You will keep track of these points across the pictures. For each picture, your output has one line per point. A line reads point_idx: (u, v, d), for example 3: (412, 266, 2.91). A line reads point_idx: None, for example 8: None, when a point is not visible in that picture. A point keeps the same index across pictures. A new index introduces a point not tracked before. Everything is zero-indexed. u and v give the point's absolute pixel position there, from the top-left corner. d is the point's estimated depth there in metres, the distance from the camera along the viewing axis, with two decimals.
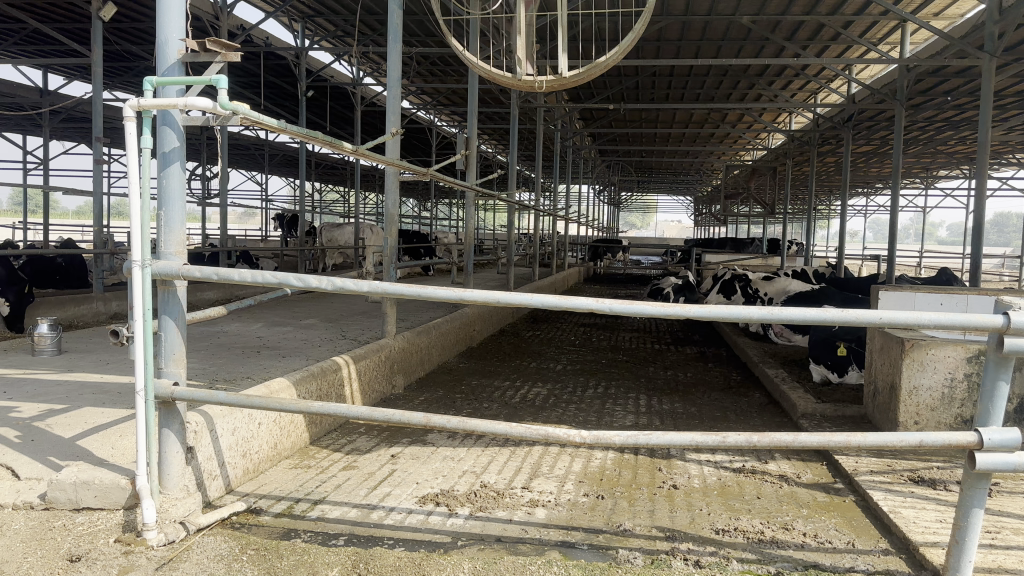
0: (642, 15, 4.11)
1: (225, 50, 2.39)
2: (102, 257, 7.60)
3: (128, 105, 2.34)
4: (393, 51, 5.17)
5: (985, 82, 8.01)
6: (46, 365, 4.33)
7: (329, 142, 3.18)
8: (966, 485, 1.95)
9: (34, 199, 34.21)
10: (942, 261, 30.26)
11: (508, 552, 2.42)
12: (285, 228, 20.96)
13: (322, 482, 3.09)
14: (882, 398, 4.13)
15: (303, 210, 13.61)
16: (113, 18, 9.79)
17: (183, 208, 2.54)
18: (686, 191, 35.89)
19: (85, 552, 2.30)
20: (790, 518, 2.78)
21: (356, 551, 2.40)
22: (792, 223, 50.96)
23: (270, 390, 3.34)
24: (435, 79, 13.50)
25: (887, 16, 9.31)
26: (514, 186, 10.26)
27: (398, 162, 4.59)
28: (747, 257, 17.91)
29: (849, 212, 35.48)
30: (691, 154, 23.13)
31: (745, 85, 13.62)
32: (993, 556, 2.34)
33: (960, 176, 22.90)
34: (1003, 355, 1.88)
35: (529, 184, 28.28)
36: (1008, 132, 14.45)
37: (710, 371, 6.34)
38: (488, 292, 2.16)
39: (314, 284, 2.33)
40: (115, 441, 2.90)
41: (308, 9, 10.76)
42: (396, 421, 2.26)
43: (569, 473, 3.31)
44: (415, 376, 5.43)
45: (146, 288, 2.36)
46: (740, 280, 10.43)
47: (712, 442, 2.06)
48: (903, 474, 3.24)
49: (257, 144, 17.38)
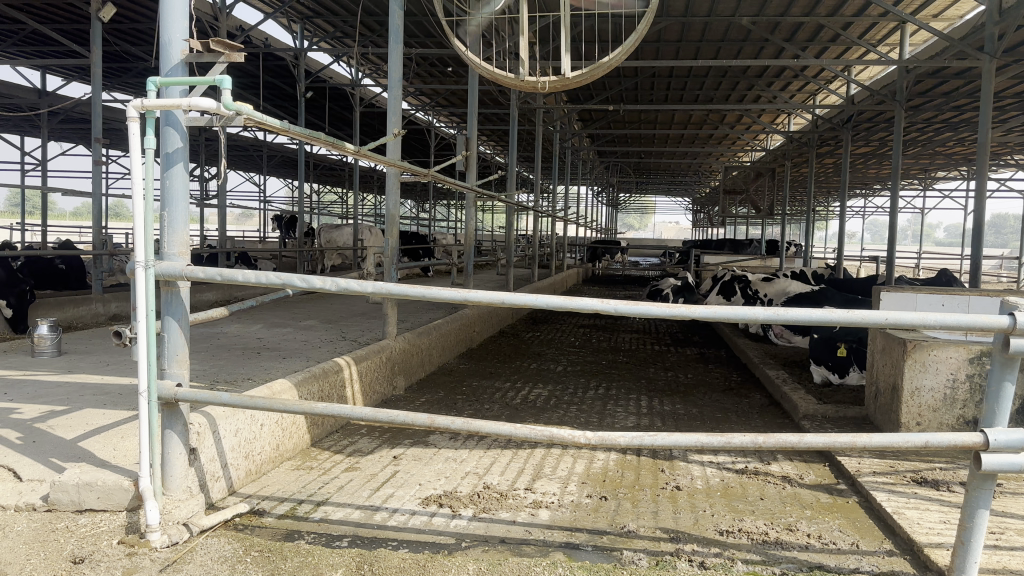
0: (644, 16, 4.09)
1: (229, 51, 2.38)
2: (101, 257, 7.58)
3: (132, 105, 2.34)
4: (395, 52, 5.18)
5: (985, 83, 8.03)
6: (46, 366, 4.32)
7: (332, 143, 3.18)
8: (972, 486, 1.95)
9: (33, 200, 34.20)
10: (941, 262, 30.32)
11: (513, 554, 2.42)
12: (285, 229, 20.96)
13: (325, 484, 3.08)
14: (883, 399, 4.13)
15: (302, 211, 13.59)
16: (113, 19, 9.76)
17: (186, 209, 2.53)
18: (685, 192, 36.01)
19: (88, 554, 2.29)
20: (794, 519, 2.78)
21: (361, 553, 2.40)
22: (790, 224, 51.03)
23: (273, 392, 3.34)
24: (434, 80, 13.49)
25: (887, 17, 9.32)
26: (514, 187, 10.26)
27: (398, 163, 4.58)
28: (746, 258, 17.94)
29: (848, 214, 35.55)
30: (690, 155, 23.16)
31: (744, 86, 13.64)
32: (997, 557, 2.34)
33: (958, 177, 22.96)
34: (1009, 356, 1.88)
35: (528, 185, 28.31)
36: (1006, 133, 14.50)
37: (711, 372, 6.34)
38: (493, 293, 2.16)
39: (318, 284, 2.32)
40: (117, 443, 2.90)
41: (308, 10, 10.75)
42: (400, 422, 2.25)
43: (571, 475, 3.31)
44: (415, 377, 5.42)
45: (149, 289, 2.35)
46: (740, 281, 10.44)
47: (717, 443, 2.06)
48: (905, 475, 3.24)
49: (256, 144, 17.37)
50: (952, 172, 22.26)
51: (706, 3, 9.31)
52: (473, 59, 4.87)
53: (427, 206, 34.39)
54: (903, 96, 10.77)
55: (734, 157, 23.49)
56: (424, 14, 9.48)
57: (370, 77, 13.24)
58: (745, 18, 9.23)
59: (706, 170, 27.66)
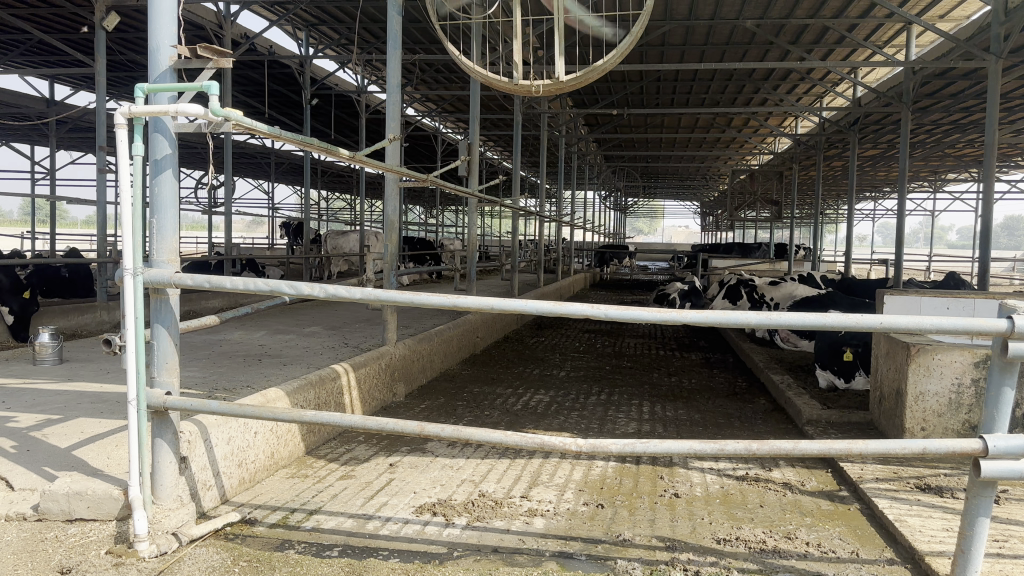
0: (640, 19, 4.00)
1: (216, 55, 2.34)
2: (107, 265, 7.50)
3: (119, 112, 2.32)
4: (393, 59, 5.10)
5: (991, 83, 7.92)
6: (45, 374, 4.32)
7: (327, 149, 3.12)
8: (972, 494, 1.88)
9: (43, 208, 34.69)
10: (953, 266, 30.02)
11: (505, 563, 2.39)
12: (291, 235, 21.08)
13: (318, 492, 3.06)
14: (887, 404, 4.07)
15: (308, 217, 13.42)
16: (118, 28, 9.87)
17: (175, 216, 2.50)
18: (692, 195, 36.02)
19: (76, 564, 2.26)
20: (794, 527, 2.73)
21: (350, 562, 2.37)
22: (798, 229, 50.78)
23: (266, 400, 3.32)
24: (439, 86, 13.55)
25: (892, 19, 9.19)
26: (518, 193, 10.05)
27: (397, 168, 4.51)
28: (755, 263, 17.86)
29: (856, 216, 35.37)
30: (698, 160, 23.20)
31: (750, 91, 13.65)
32: (1000, 565, 2.27)
33: (967, 180, 22.79)
34: (1009, 361, 1.81)
35: (536, 189, 28.41)
36: (1017, 134, 14.37)
37: (715, 377, 6.27)
38: (485, 299, 2.12)
39: (307, 291, 2.30)
40: (112, 451, 2.90)
41: (312, 18, 10.82)
42: (390, 430, 2.22)
43: (569, 482, 3.28)
44: (416, 384, 5.39)
45: (137, 296, 2.32)
46: (746, 284, 10.40)
47: (709, 450, 2.00)
48: (909, 482, 3.17)
49: (263, 151, 17.43)
50: (960, 173, 22.08)
51: (709, 7, 9.22)
52: (468, 64, 4.82)
53: (432, 211, 34.40)
54: (909, 97, 10.73)
55: (741, 161, 23.43)
56: (426, 21, 9.52)
57: (375, 83, 13.28)
58: (750, 21, 9.14)
59: (714, 174, 27.56)
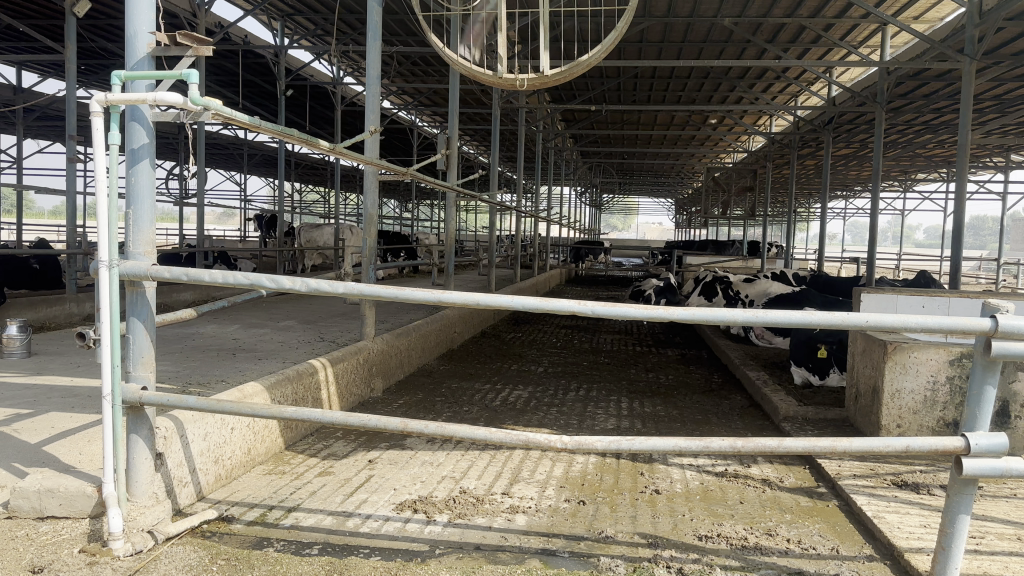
0: (625, 14, 3.96)
1: (196, 44, 2.27)
2: (76, 256, 7.22)
3: (94, 100, 2.23)
4: (372, 49, 5.02)
5: (965, 84, 8.02)
6: (13, 368, 4.17)
7: (308, 141, 3.05)
8: (953, 492, 1.90)
9: (10, 200, 33.88)
10: (922, 263, 30.67)
11: (488, 561, 2.36)
12: (265, 228, 20.78)
13: (297, 489, 2.99)
14: (863, 400, 4.14)
15: (282, 209, 12.33)
16: (88, 14, 9.61)
17: (152, 207, 2.42)
18: (668, 193, 36.35)
19: (48, 563, 2.19)
20: (774, 523, 2.75)
21: (331, 561, 2.32)
22: (771, 227, 51.45)
23: (244, 395, 3.25)
24: (416, 78, 13.41)
25: (868, 18, 9.30)
26: (495, 187, 9.92)
27: (375, 160, 4.42)
28: (729, 260, 18.09)
29: (828, 214, 36.02)
30: (674, 157, 23.42)
31: (726, 88, 13.74)
32: (977, 562, 2.31)
33: (935, 180, 23.35)
34: (990, 360, 1.83)
35: (513, 183, 28.38)
36: (986, 135, 14.68)
37: (692, 373, 6.32)
38: (469, 294, 2.07)
39: (288, 285, 2.22)
40: (83, 447, 2.81)
41: (288, 8, 10.61)
42: (372, 426, 2.16)
43: (550, 478, 3.26)
44: (393, 379, 5.33)
45: (112, 289, 2.23)
46: (721, 282, 10.51)
47: (695, 447, 1.97)
48: (886, 478, 3.23)
49: (236, 143, 17.12)
50: (930, 173, 22.58)
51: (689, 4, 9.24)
52: (449, 55, 4.74)
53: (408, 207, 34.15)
54: (883, 97, 10.88)
55: (716, 159, 23.68)
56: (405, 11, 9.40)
57: (351, 74, 13.10)
58: (728, 20, 9.18)
59: (689, 172, 27.82)
